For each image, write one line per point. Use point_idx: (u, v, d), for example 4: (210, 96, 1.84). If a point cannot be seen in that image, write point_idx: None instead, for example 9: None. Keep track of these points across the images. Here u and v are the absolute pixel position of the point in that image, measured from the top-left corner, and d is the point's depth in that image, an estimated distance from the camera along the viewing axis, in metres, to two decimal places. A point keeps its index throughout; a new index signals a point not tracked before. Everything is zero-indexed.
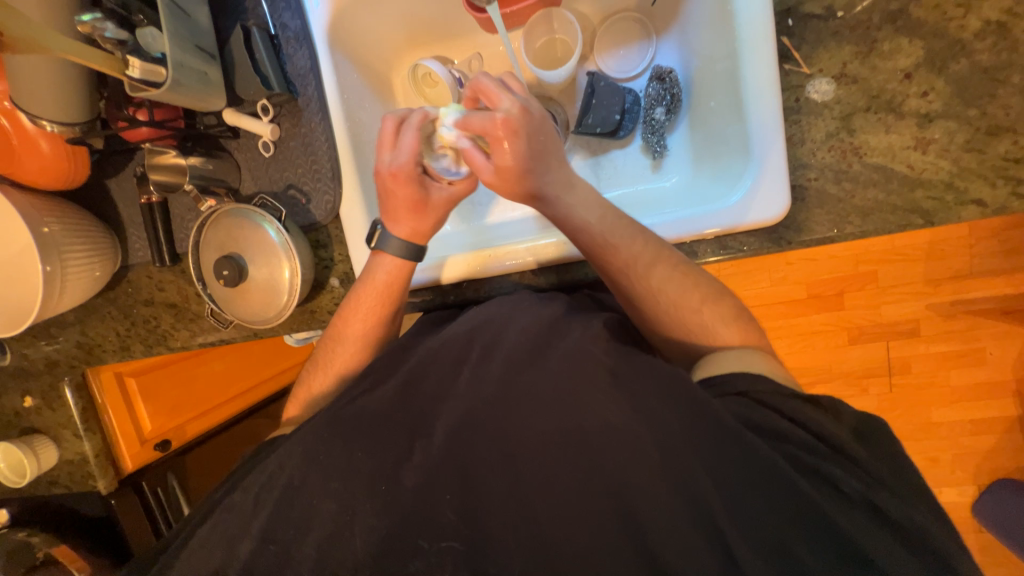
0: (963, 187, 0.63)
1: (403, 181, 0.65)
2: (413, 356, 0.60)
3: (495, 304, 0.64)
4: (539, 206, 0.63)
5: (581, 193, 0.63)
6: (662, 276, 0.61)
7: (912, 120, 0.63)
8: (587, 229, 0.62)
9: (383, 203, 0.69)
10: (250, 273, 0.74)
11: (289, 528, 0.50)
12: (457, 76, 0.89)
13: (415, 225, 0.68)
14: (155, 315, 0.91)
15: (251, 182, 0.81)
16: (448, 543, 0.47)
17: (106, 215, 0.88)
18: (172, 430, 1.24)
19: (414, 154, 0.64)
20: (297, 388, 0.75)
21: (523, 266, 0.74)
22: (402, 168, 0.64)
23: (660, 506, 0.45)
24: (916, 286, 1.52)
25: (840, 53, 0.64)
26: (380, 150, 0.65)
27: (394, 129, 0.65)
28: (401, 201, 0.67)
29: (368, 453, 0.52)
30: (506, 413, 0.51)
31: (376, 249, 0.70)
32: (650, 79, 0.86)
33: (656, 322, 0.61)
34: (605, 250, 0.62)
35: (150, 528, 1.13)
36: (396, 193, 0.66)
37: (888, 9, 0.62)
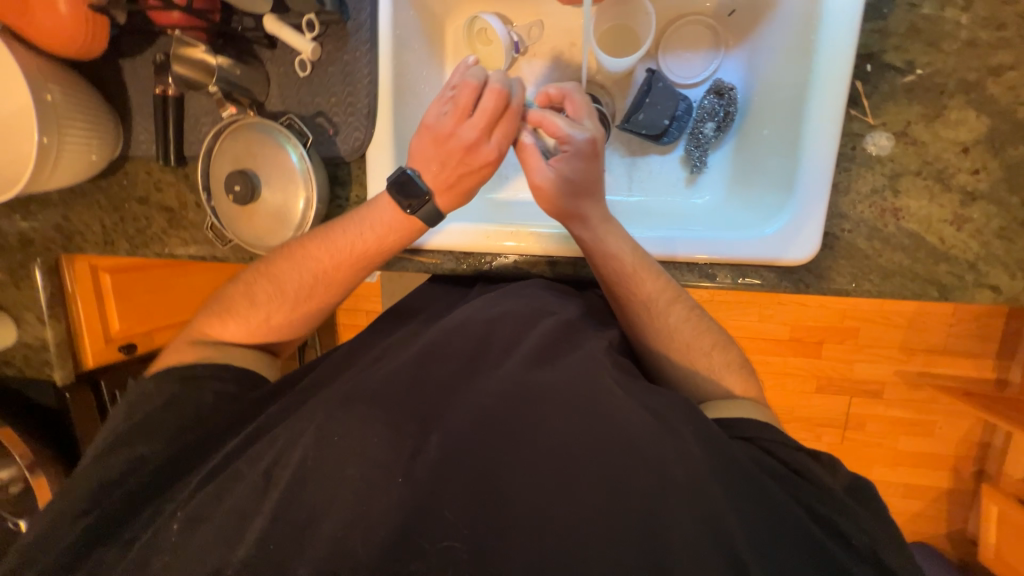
0: (985, 270, 0.64)
1: (492, 165, 0.64)
2: (430, 333, 0.61)
3: (506, 295, 0.66)
4: (579, 227, 0.65)
5: (617, 229, 0.64)
6: (679, 317, 0.63)
7: (956, 194, 0.63)
8: (619, 258, 0.64)
9: (443, 174, 0.63)
10: (262, 195, 0.70)
11: (269, 467, 0.49)
12: (515, 40, 0.86)
13: (465, 202, 0.67)
14: (148, 216, 0.86)
15: (279, 99, 0.76)
16: (449, 540, 0.44)
17: (114, 97, 0.81)
18: (140, 336, 1.19)
19: (511, 140, 0.64)
20: (219, 312, 0.68)
21: (517, 250, 0.74)
22: (500, 151, 0.63)
23: (652, 526, 0.42)
24: (891, 351, 1.58)
25: (908, 111, 0.63)
26: (479, 124, 0.61)
27: (498, 109, 0.61)
28: (472, 179, 0.65)
29: (363, 408, 0.50)
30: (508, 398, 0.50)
31: (410, 214, 0.64)
32: (708, 91, 0.83)
33: (660, 336, 0.63)
34: (631, 281, 0.63)
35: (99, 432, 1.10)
36: (463, 167, 0.63)
37: (966, 78, 0.61)
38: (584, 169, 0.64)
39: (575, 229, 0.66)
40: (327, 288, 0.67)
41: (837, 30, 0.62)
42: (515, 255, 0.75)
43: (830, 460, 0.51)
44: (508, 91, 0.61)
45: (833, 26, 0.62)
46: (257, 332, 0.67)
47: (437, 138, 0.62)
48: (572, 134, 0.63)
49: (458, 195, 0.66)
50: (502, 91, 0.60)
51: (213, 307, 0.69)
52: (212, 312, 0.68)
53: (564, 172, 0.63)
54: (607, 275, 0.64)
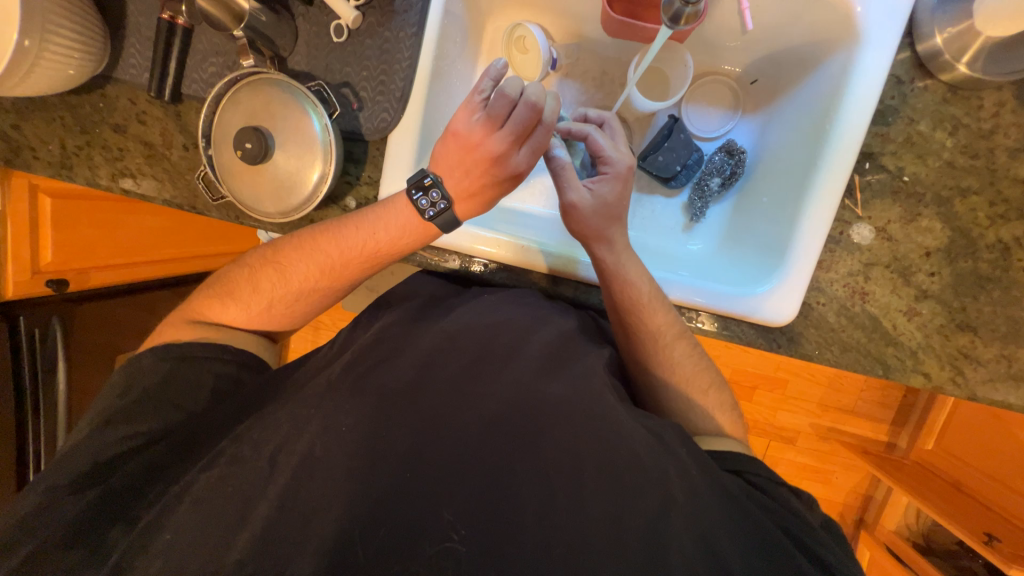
0: (922, 359, 0.73)
1: (513, 180, 0.64)
2: (433, 328, 0.60)
3: (506, 301, 0.65)
4: (603, 248, 0.69)
5: (636, 258, 0.69)
6: (682, 350, 0.68)
7: (913, 290, 0.73)
8: (637, 285, 0.67)
9: (465, 182, 0.63)
10: (273, 157, 0.65)
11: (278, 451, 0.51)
12: (553, 57, 0.87)
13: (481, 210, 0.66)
14: (121, 147, 0.77)
15: (304, 59, 0.71)
16: (450, 544, 0.46)
17: (110, 11, 0.73)
18: (74, 273, 1.06)
19: (539, 156, 0.63)
20: (219, 292, 0.67)
21: (499, 256, 0.74)
22: (524, 166, 0.63)
23: (644, 546, 0.45)
24: (813, 405, 1.76)
25: (890, 211, 0.72)
26: (511, 136, 0.60)
27: (531, 124, 0.59)
28: (492, 191, 0.64)
29: (374, 406, 0.52)
30: (511, 414, 0.52)
31: (428, 220, 0.63)
32: (720, 148, 0.88)
33: (653, 360, 0.67)
34: (644, 310, 0.67)
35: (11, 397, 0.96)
36: (488, 178, 0.63)
37: (940, 193, 0.70)
38: (619, 189, 0.69)
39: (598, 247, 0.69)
40: (331, 283, 0.66)
41: (849, 128, 0.69)
42: (497, 261, 0.75)
43: (797, 494, 0.56)
44: (549, 112, 0.60)
45: (845, 122, 0.69)
46: (260, 318, 0.66)
47: (468, 143, 0.61)
48: (612, 155, 0.68)
49: (478, 204, 0.65)
50: (537, 105, 0.58)
51: (213, 287, 0.68)
52: (212, 292, 0.67)
53: (602, 193, 0.68)
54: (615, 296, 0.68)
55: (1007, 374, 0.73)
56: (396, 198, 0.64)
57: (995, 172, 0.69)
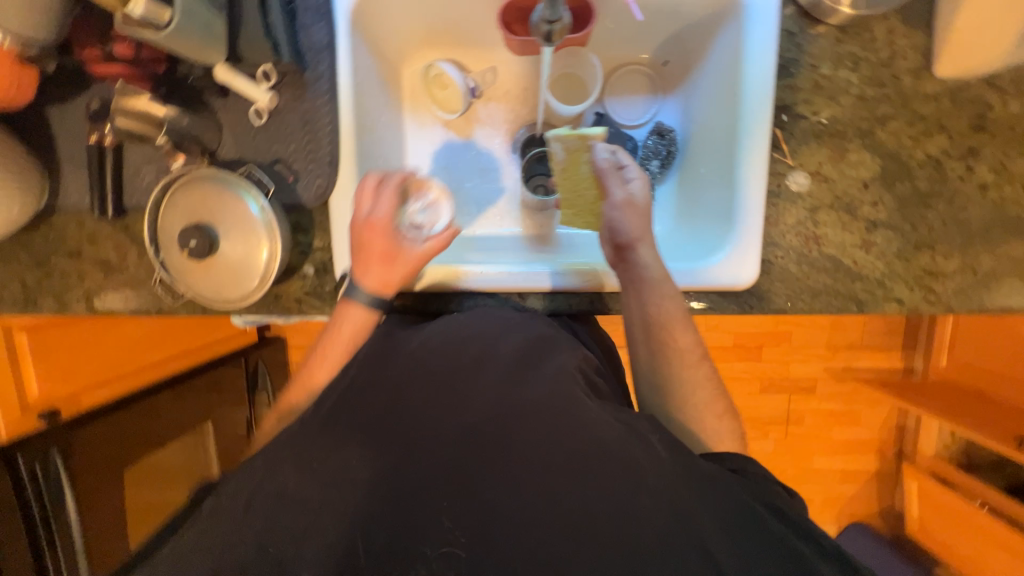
0: (890, 286, 0.74)
1: (381, 235, 0.68)
2: (401, 358, 0.59)
3: (474, 322, 0.65)
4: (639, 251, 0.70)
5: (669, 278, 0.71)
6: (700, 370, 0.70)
7: (863, 223, 0.74)
8: (673, 299, 0.69)
9: (355, 258, 0.69)
10: (220, 248, 0.67)
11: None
12: (472, 86, 0.90)
13: (383, 276, 0.68)
14: (79, 270, 0.79)
15: (232, 148, 0.74)
16: (451, 548, 0.46)
17: (41, 147, 0.75)
18: (64, 398, 1.07)
19: (390, 206, 0.68)
20: None
21: (471, 285, 0.76)
22: (380, 219, 0.68)
23: (643, 541, 0.44)
24: (820, 350, 1.76)
25: (818, 154, 0.74)
26: (360, 203, 0.69)
27: (370, 185, 0.70)
28: (375, 253, 0.68)
29: (351, 458, 0.51)
30: (487, 435, 0.50)
31: (342, 297, 0.69)
32: (651, 132, 0.91)
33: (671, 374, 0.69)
34: (675, 323, 0.69)
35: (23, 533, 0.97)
36: (363, 244, 0.68)
37: (860, 126, 0.73)
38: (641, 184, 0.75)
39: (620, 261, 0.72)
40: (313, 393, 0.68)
41: (757, 88, 0.71)
42: (466, 292, 0.77)
43: None
44: (384, 173, 0.71)
45: (752, 83, 0.72)
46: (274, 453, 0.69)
47: (371, 220, 0.68)
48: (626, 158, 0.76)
49: (370, 271, 0.68)
50: (370, 174, 0.71)
51: None
52: None
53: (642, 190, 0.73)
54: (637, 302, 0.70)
55: (975, 281, 0.74)
56: (345, 301, 0.69)
57: (904, 95, 0.72)
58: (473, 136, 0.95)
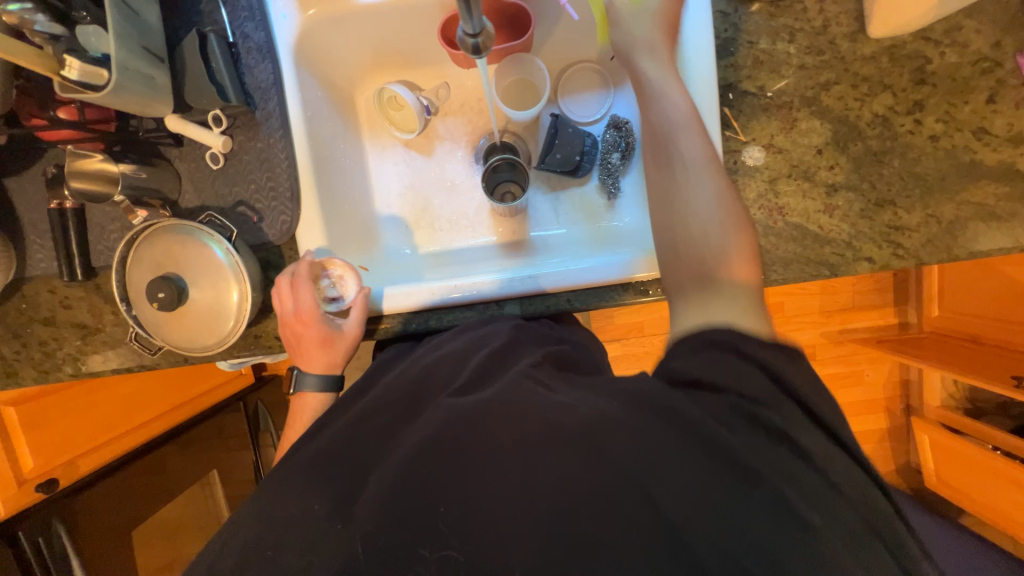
0: (858, 246, 0.75)
1: (311, 326, 0.70)
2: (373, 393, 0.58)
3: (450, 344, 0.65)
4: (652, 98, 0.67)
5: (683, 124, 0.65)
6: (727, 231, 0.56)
7: (822, 188, 0.75)
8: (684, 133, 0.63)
9: (295, 352, 0.72)
10: (190, 296, 0.67)
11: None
12: (426, 104, 0.91)
13: (326, 359, 0.71)
14: (56, 336, 0.79)
15: (194, 195, 0.74)
16: (449, 550, 0.41)
17: (3, 218, 0.75)
18: (63, 466, 1.05)
19: (307, 300, 0.70)
20: None
21: (447, 300, 0.77)
22: (304, 315, 0.70)
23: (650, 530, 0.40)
24: (813, 316, 1.76)
25: (769, 126, 0.75)
26: (279, 305, 0.71)
27: (281, 285, 0.70)
28: (311, 344, 0.71)
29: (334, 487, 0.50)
30: (471, 435, 0.45)
31: (296, 392, 0.72)
32: (608, 126, 0.92)
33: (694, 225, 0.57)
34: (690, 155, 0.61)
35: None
36: (296, 339, 0.71)
37: (806, 94, 0.74)
38: None
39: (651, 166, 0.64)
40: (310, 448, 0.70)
41: (700, 70, 0.72)
42: (443, 307, 0.78)
43: None
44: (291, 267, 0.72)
45: (695, 65, 0.73)
46: None
47: (299, 314, 0.70)
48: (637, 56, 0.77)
49: (312, 359, 0.71)
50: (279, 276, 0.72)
51: None
52: None
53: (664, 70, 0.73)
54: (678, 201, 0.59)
55: (941, 230, 0.74)
56: (301, 391, 0.73)
57: (843, 60, 0.74)
58: (434, 152, 0.95)
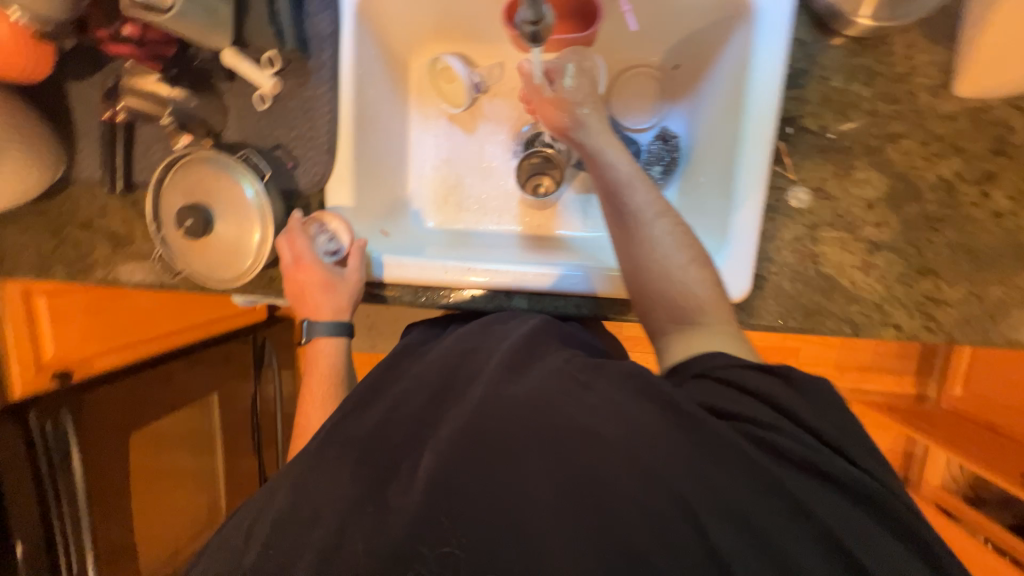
0: (889, 311, 0.72)
1: (312, 270, 0.71)
2: (402, 381, 0.57)
3: (471, 334, 0.63)
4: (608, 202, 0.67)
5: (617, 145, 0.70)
6: (695, 276, 0.62)
7: (864, 243, 0.71)
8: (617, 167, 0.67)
9: (304, 302, 0.73)
10: (216, 228, 0.70)
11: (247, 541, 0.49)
12: (476, 81, 0.91)
13: (331, 304, 0.72)
14: (89, 241, 0.83)
15: (237, 131, 0.76)
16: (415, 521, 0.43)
17: (58, 121, 0.79)
18: (77, 362, 1.12)
19: (307, 245, 0.71)
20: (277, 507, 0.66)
21: (456, 282, 0.77)
22: (304, 260, 0.71)
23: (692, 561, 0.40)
24: (827, 369, 1.69)
25: (822, 169, 0.71)
26: (282, 255, 0.72)
27: (283, 235, 0.72)
28: (315, 288, 0.72)
29: (330, 455, 0.50)
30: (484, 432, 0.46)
31: (310, 340, 0.73)
32: (655, 137, 0.89)
33: (670, 285, 0.62)
34: (625, 189, 0.66)
35: (32, 492, 1.01)
36: (301, 288, 0.73)
37: (869, 143, 0.70)
38: None
39: (631, 275, 0.65)
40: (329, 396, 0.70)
41: (760, 98, 0.69)
42: (459, 287, 0.78)
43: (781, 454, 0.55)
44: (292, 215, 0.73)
45: (756, 92, 0.69)
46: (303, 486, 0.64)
47: (298, 264, 0.72)
48: None
49: (321, 306, 0.72)
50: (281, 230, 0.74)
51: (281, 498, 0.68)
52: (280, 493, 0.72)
53: None
54: (675, 308, 0.61)
55: (981, 311, 0.70)
56: (313, 339, 0.74)
57: (920, 113, 0.69)
58: (476, 131, 0.95)
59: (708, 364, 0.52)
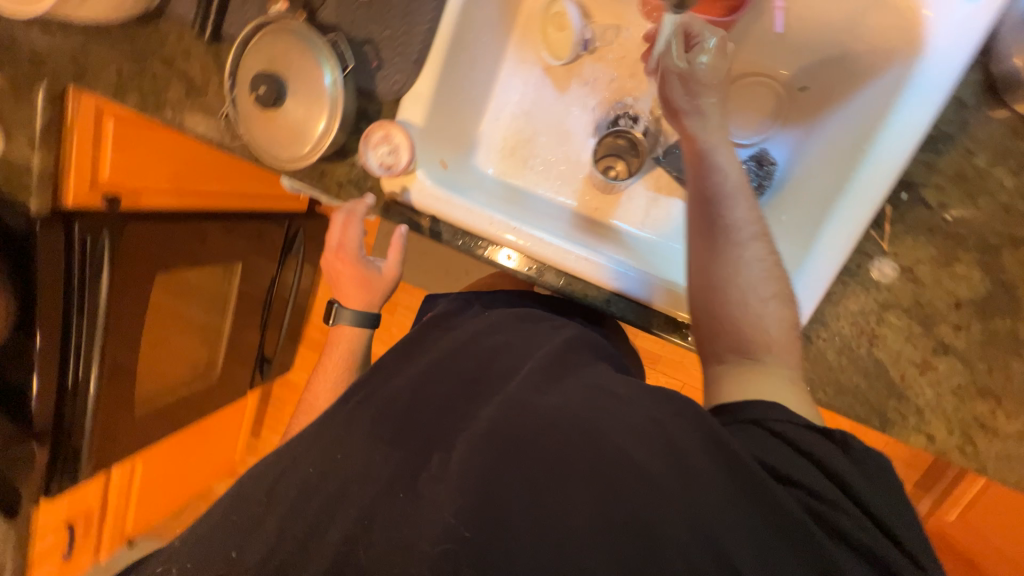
0: (927, 419, 0.66)
1: (353, 261, 0.82)
2: (433, 353, 0.67)
3: (504, 326, 0.73)
4: (702, 209, 0.62)
5: (728, 149, 0.64)
6: (774, 314, 0.58)
7: (932, 342, 0.65)
8: (722, 173, 0.62)
9: (341, 289, 0.84)
10: (285, 105, 0.69)
11: (276, 483, 0.54)
12: (586, 37, 0.85)
13: (363, 296, 0.83)
14: (167, 79, 0.83)
15: (333, 12, 0.73)
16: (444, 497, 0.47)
17: None
18: (126, 190, 1.17)
19: (351, 236, 0.81)
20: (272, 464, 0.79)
21: (496, 237, 0.75)
22: (347, 252, 0.82)
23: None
24: None
25: (921, 250, 0.64)
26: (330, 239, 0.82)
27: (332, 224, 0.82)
28: (352, 278, 0.83)
29: (368, 423, 0.56)
30: (517, 432, 0.50)
31: (333, 324, 0.83)
32: (752, 157, 0.81)
33: (743, 316, 0.58)
34: (722, 200, 0.61)
35: (60, 303, 1.06)
36: (341, 274, 0.84)
37: (986, 239, 0.63)
38: None
39: (702, 299, 0.61)
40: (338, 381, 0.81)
41: (890, 145, 0.61)
42: (498, 244, 0.76)
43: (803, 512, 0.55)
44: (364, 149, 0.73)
45: (888, 139, 0.62)
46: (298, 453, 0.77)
47: (340, 250, 0.82)
48: None
49: (353, 296, 0.83)
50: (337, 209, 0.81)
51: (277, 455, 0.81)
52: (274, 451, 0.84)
53: None
54: (743, 342, 0.57)
55: None
56: (339, 325, 0.84)
57: None
58: (567, 91, 0.90)
59: (766, 413, 0.51)
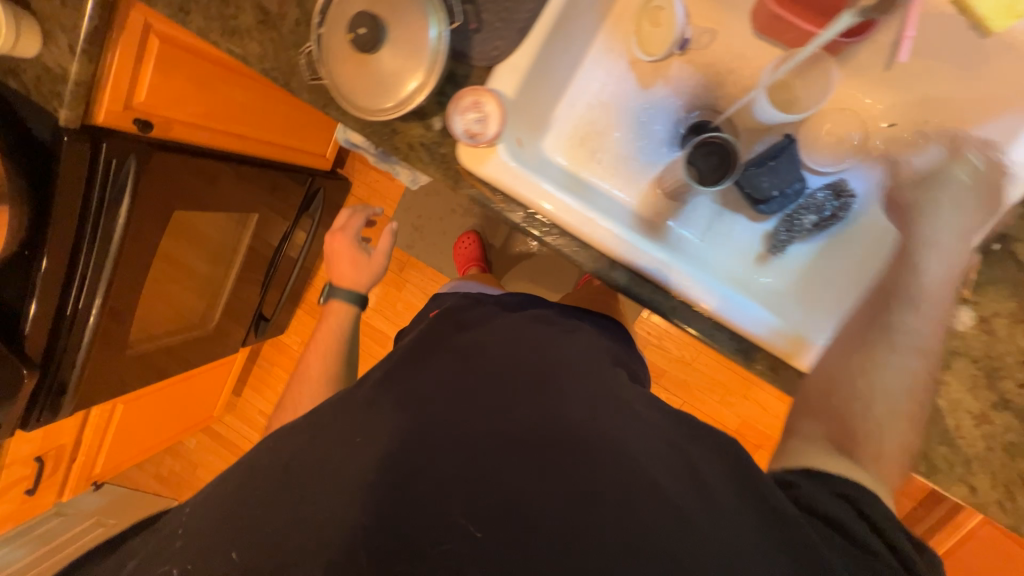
0: (975, 470, 0.66)
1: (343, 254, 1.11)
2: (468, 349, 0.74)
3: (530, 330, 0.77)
4: (884, 303, 0.62)
5: (941, 260, 0.62)
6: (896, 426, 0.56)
7: (994, 396, 0.66)
8: (916, 279, 0.62)
9: (337, 268, 1.11)
10: (381, 52, 0.64)
11: (316, 444, 0.61)
12: (685, 37, 0.83)
13: (353, 275, 1.10)
14: (239, 5, 0.78)
15: None
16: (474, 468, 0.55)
17: None
18: (160, 118, 1.11)
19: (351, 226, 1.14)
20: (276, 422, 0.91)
21: (573, 230, 0.73)
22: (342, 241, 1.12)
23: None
24: None
25: (1003, 303, 0.66)
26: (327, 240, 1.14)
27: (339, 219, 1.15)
28: (345, 262, 1.10)
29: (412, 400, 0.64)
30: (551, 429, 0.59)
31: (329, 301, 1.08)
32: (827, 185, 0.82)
33: (861, 411, 0.57)
34: (908, 302, 0.61)
35: (72, 230, 0.99)
36: (337, 258, 1.12)
37: None
38: None
39: (826, 386, 0.61)
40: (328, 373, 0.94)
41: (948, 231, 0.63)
42: (567, 234, 0.74)
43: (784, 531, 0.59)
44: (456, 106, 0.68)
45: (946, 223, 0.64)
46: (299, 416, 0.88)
47: (336, 237, 1.13)
48: None
49: (347, 274, 1.09)
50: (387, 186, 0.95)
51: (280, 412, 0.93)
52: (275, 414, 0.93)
53: None
54: (842, 432, 0.57)
55: None
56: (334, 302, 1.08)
57: None
58: (650, 89, 0.88)
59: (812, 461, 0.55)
